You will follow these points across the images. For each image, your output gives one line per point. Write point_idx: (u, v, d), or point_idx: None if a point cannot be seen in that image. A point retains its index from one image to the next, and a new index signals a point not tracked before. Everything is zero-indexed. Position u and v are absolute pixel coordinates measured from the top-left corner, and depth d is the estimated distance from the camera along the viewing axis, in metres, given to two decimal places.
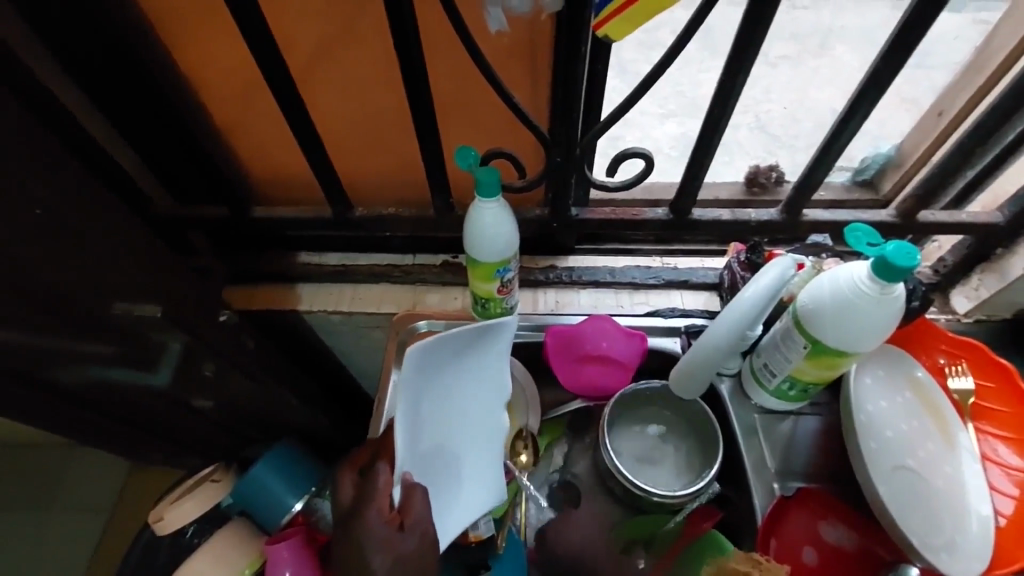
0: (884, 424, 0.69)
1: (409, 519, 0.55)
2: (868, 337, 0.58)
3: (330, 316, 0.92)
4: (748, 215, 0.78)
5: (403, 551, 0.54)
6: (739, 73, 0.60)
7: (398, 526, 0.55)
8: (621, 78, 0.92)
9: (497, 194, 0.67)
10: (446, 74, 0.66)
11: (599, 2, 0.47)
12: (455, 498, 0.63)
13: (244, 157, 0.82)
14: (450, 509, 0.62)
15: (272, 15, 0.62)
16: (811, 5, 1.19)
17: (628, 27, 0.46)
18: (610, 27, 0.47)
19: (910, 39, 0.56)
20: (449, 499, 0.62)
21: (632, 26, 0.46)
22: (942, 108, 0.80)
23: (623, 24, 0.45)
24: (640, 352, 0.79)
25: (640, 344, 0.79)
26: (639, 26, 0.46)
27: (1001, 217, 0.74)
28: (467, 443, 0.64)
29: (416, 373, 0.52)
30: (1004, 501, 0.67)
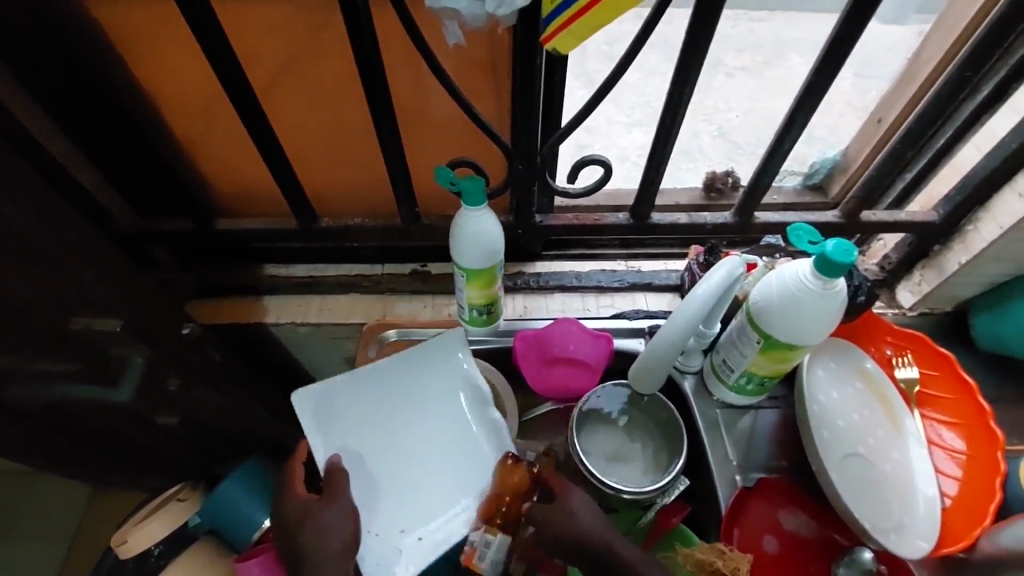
0: (836, 413, 0.72)
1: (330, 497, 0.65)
2: (815, 330, 0.61)
3: (298, 327, 0.91)
4: (703, 218, 0.82)
5: (323, 518, 0.63)
6: (686, 84, 0.64)
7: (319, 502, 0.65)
8: (587, 88, 0.94)
9: (483, 203, 0.68)
10: (408, 87, 0.68)
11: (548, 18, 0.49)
12: (423, 521, 0.70)
13: (207, 169, 0.81)
14: (413, 525, 0.70)
15: (232, 29, 0.62)
16: (766, 16, 1.19)
17: (570, 44, 0.48)
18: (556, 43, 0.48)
19: (842, 51, 0.60)
20: (415, 522, 0.70)
21: (574, 41, 0.47)
22: (881, 115, 0.85)
23: (565, 41, 0.47)
24: (606, 354, 0.80)
25: (607, 346, 0.81)
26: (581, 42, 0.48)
27: (936, 216, 0.79)
28: (437, 477, 0.73)
29: (335, 392, 0.74)
30: (949, 483, 0.71)
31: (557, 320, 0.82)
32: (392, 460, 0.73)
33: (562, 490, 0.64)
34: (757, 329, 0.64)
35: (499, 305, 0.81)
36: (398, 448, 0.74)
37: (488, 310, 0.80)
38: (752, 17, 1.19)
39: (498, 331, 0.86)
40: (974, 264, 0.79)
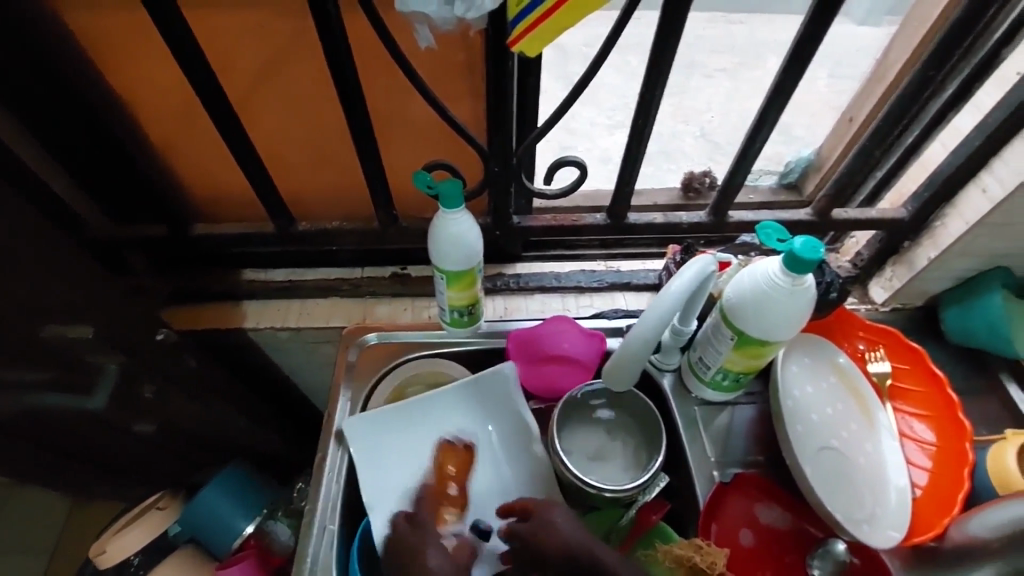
0: (810, 408, 0.74)
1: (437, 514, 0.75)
2: (785, 326, 0.62)
3: (277, 332, 0.91)
4: (679, 218, 0.83)
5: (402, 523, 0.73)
6: (658, 84, 0.64)
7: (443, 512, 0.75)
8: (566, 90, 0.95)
9: (461, 206, 0.69)
10: (382, 89, 0.68)
11: (514, 20, 0.49)
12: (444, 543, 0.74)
13: (182, 174, 0.80)
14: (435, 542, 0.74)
15: (202, 32, 0.62)
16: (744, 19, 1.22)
17: (537, 46, 0.48)
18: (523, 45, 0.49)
19: (806, 52, 0.61)
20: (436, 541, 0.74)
21: (541, 43, 0.48)
22: (853, 115, 0.88)
23: (532, 42, 0.48)
24: (599, 353, 0.81)
25: (600, 345, 0.81)
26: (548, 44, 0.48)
27: (905, 212, 0.81)
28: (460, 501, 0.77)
29: (377, 421, 0.78)
30: (920, 473, 0.73)
31: (551, 319, 0.82)
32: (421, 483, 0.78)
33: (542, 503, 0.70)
34: (731, 327, 0.65)
35: (480, 306, 0.81)
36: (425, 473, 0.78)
37: (470, 311, 0.81)
38: (730, 19, 1.22)
39: (480, 333, 0.86)
40: (942, 259, 0.81)
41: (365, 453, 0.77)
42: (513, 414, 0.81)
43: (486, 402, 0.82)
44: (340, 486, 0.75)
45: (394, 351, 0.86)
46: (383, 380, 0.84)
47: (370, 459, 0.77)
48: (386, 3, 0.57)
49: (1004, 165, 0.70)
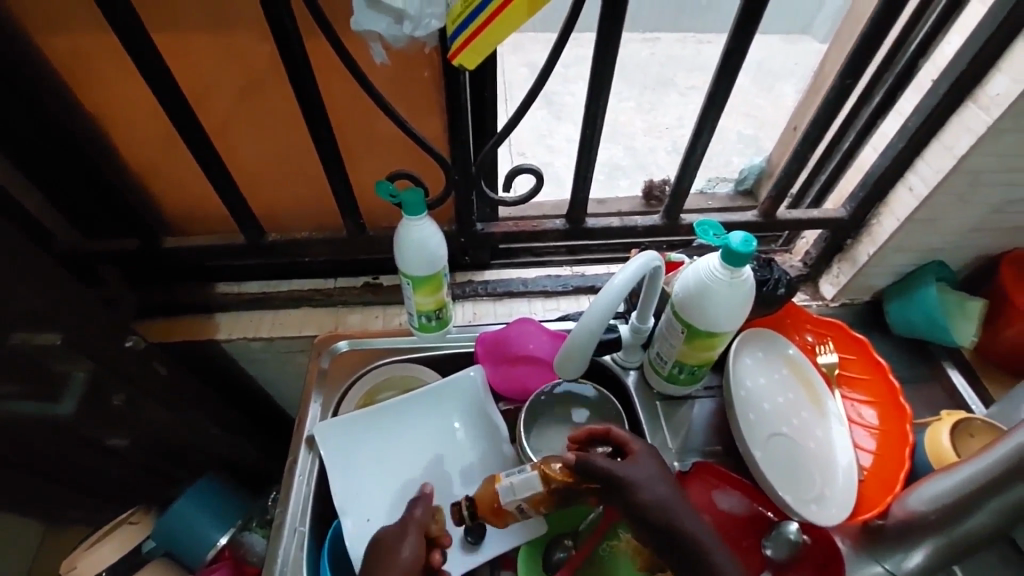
0: (762, 397, 0.78)
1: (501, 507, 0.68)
2: (728, 318, 0.67)
3: (251, 342, 0.92)
4: (634, 222, 0.87)
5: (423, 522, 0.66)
6: (600, 96, 0.69)
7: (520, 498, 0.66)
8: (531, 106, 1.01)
9: (423, 213, 0.72)
10: (344, 105, 0.72)
11: (452, 34, 0.53)
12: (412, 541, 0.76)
13: (155, 190, 0.83)
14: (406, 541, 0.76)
15: (169, 53, 0.65)
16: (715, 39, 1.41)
17: (477, 56, 0.52)
18: (463, 57, 0.53)
19: (734, 63, 0.67)
20: None
21: (480, 54, 0.52)
22: (796, 124, 0.94)
23: (472, 53, 0.51)
24: None
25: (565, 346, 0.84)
26: (486, 56, 0.52)
27: (845, 212, 0.86)
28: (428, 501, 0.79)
29: (348, 424, 0.80)
30: (866, 456, 0.77)
31: (517, 321, 0.85)
32: (390, 485, 0.80)
33: (635, 462, 0.60)
34: (680, 320, 0.70)
35: (448, 310, 0.84)
36: (393, 474, 0.81)
37: (438, 315, 0.84)
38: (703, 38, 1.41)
39: (448, 337, 0.89)
40: (881, 254, 0.86)
41: (334, 457, 0.78)
42: (481, 417, 0.84)
43: (453, 405, 0.85)
44: (310, 489, 0.76)
45: (365, 357, 0.89)
46: (354, 386, 0.86)
47: (341, 464, 0.78)
48: (343, 24, 0.61)
49: (925, 164, 0.76)
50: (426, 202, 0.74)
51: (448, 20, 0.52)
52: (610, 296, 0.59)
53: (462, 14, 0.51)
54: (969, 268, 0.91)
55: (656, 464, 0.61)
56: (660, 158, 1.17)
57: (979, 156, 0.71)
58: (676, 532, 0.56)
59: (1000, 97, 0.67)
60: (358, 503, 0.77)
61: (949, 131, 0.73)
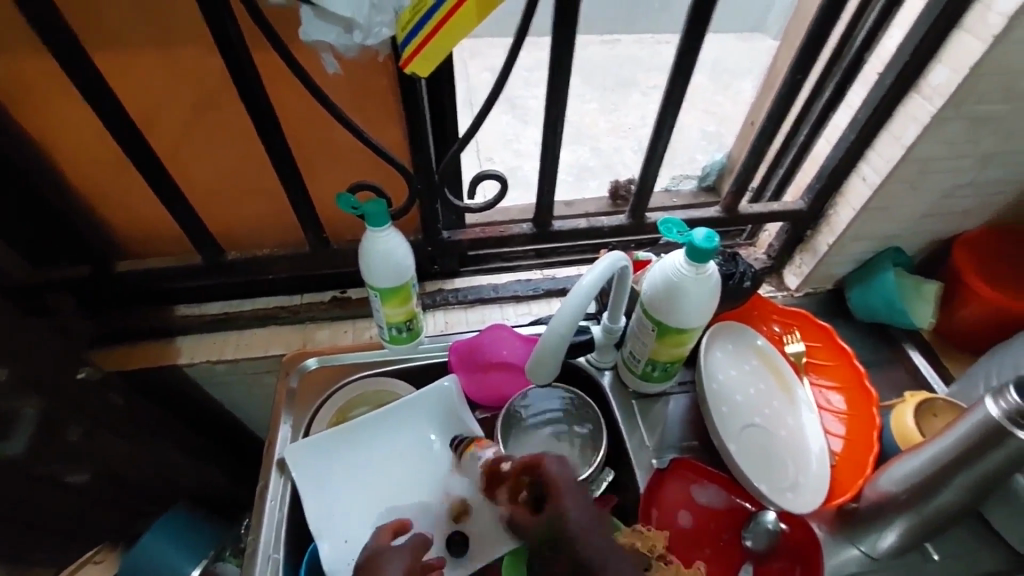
0: (734, 389, 0.79)
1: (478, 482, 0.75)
2: (697, 313, 0.67)
3: (215, 366, 0.89)
4: (600, 223, 0.88)
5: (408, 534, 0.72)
6: (558, 99, 0.69)
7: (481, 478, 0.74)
8: None
9: (387, 223, 0.71)
10: (300, 117, 0.70)
11: (403, 42, 0.52)
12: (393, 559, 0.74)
13: (104, 213, 0.79)
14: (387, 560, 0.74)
15: (110, 70, 0.63)
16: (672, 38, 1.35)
17: (431, 63, 0.52)
18: (416, 64, 0.52)
19: (688, 62, 0.68)
20: None
21: (433, 61, 0.52)
22: (753, 119, 0.96)
23: (424, 61, 0.51)
24: None
25: None
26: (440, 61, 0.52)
27: (803, 204, 0.88)
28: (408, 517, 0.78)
29: (319, 445, 0.78)
30: (836, 441, 0.78)
31: (490, 327, 0.85)
32: (367, 503, 0.78)
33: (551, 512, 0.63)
34: (650, 318, 0.70)
35: (418, 320, 0.83)
36: (370, 492, 0.79)
37: (409, 326, 0.82)
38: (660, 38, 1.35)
39: (420, 348, 0.88)
40: (840, 243, 0.88)
41: (308, 479, 0.76)
42: (457, 427, 0.82)
43: (427, 417, 0.83)
44: (284, 513, 0.74)
45: (335, 374, 0.87)
46: (326, 403, 0.84)
47: (314, 486, 0.76)
48: (291, 35, 0.60)
49: (876, 155, 0.79)
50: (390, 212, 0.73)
51: (398, 28, 0.52)
52: (578, 299, 0.58)
53: (412, 21, 0.50)
54: (923, 253, 0.95)
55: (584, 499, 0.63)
56: (625, 158, 1.18)
57: (925, 145, 0.74)
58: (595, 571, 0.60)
59: (942, 87, 0.69)
60: (336, 524, 0.75)
61: (896, 122, 0.75)
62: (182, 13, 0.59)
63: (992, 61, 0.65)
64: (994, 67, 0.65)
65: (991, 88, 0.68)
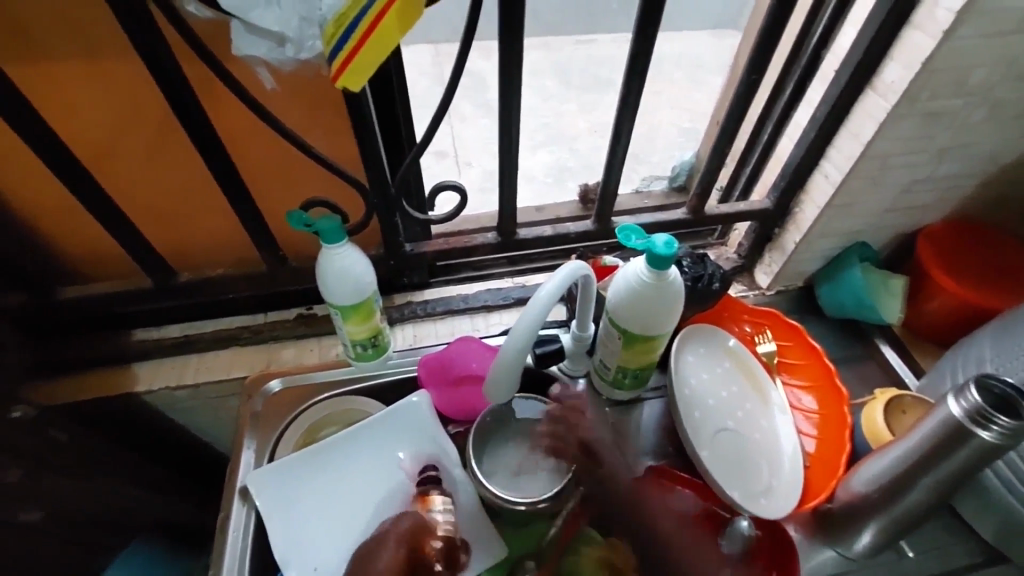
0: (706, 393, 0.78)
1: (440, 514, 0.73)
2: (660, 320, 0.66)
3: (175, 392, 0.86)
4: (567, 229, 0.87)
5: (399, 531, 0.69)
6: (512, 107, 0.68)
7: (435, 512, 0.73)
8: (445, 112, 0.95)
9: (343, 239, 0.68)
10: (246, 133, 0.68)
11: (329, 57, 0.50)
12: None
13: (49, 237, 0.76)
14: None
15: (31, 87, 0.60)
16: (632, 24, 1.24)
17: (362, 76, 0.49)
18: (346, 78, 0.49)
19: (642, 66, 0.67)
20: None
21: (363, 73, 0.49)
22: (718, 118, 0.96)
23: (355, 72, 0.49)
24: None
25: None
26: (372, 74, 0.49)
27: (768, 202, 0.88)
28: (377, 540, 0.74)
29: (282, 470, 0.76)
30: (810, 441, 0.78)
31: (458, 339, 0.82)
32: (334, 528, 0.75)
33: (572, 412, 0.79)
34: (616, 327, 0.69)
35: (384, 336, 0.81)
36: (337, 517, 0.76)
37: (374, 343, 0.80)
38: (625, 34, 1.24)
39: (389, 364, 0.85)
40: (807, 241, 0.88)
41: (272, 505, 0.74)
42: (427, 444, 0.80)
43: (398, 435, 0.81)
44: (247, 543, 0.72)
45: (301, 395, 0.84)
46: (292, 425, 0.81)
47: (282, 511, 0.74)
48: (224, 50, 0.58)
49: (837, 152, 0.78)
50: (346, 227, 0.70)
51: (325, 43, 0.49)
52: (536, 312, 0.55)
53: (337, 34, 0.48)
54: (891, 246, 0.95)
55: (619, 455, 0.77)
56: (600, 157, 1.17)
57: (883, 142, 0.73)
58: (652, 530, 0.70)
59: (895, 84, 0.69)
60: (302, 550, 0.73)
61: (854, 119, 0.75)
62: (102, 29, 0.57)
63: (942, 57, 0.65)
64: (944, 62, 0.65)
65: (942, 84, 0.68)
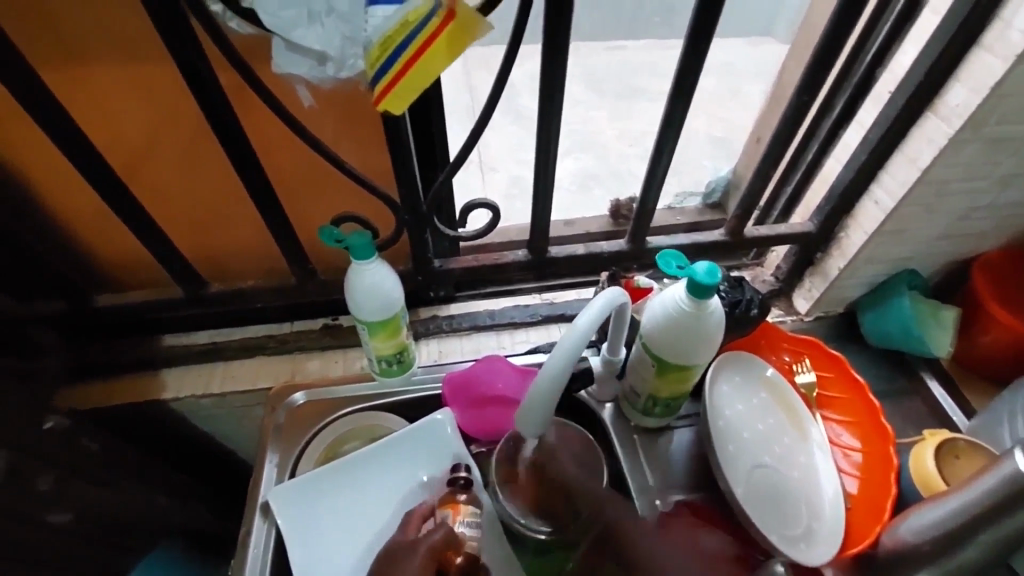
0: (741, 425, 0.74)
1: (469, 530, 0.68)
2: (699, 349, 0.64)
3: (200, 400, 0.86)
4: (599, 248, 0.85)
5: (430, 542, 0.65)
6: (551, 123, 0.66)
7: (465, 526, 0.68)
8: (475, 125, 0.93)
9: (373, 256, 0.67)
10: (280, 145, 0.67)
11: (372, 79, 0.49)
12: None
13: (84, 241, 0.77)
14: None
15: (69, 94, 0.61)
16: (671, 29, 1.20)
17: (404, 99, 0.49)
18: (388, 102, 0.49)
19: (688, 85, 0.65)
20: None
21: (406, 98, 0.49)
22: (759, 135, 0.92)
23: (396, 98, 0.49)
24: None
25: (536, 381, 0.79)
26: (413, 99, 0.49)
27: (812, 226, 0.84)
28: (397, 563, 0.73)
29: (303, 488, 0.75)
30: (852, 481, 0.74)
31: (484, 358, 0.80)
32: (355, 548, 0.74)
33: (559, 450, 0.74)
34: (650, 354, 0.66)
35: (410, 352, 0.80)
36: (357, 537, 0.75)
37: (399, 358, 0.79)
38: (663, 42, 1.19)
39: (413, 380, 0.84)
40: (852, 267, 0.84)
41: (292, 524, 0.73)
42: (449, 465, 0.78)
43: (420, 455, 0.79)
44: (267, 561, 0.71)
45: (325, 408, 0.83)
46: (315, 439, 0.80)
47: (302, 528, 0.73)
48: (263, 64, 0.57)
49: (889, 177, 0.74)
50: (376, 243, 0.69)
51: (369, 64, 0.48)
52: (575, 337, 0.53)
53: (382, 57, 0.47)
54: (941, 274, 0.90)
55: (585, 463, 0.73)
56: (634, 168, 1.14)
57: (941, 168, 0.69)
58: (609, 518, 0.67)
59: (959, 108, 0.65)
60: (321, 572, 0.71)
61: (910, 143, 0.71)
62: (144, 42, 0.57)
63: (1012, 81, 0.61)
64: (1014, 86, 0.61)
65: (1010, 109, 0.64)
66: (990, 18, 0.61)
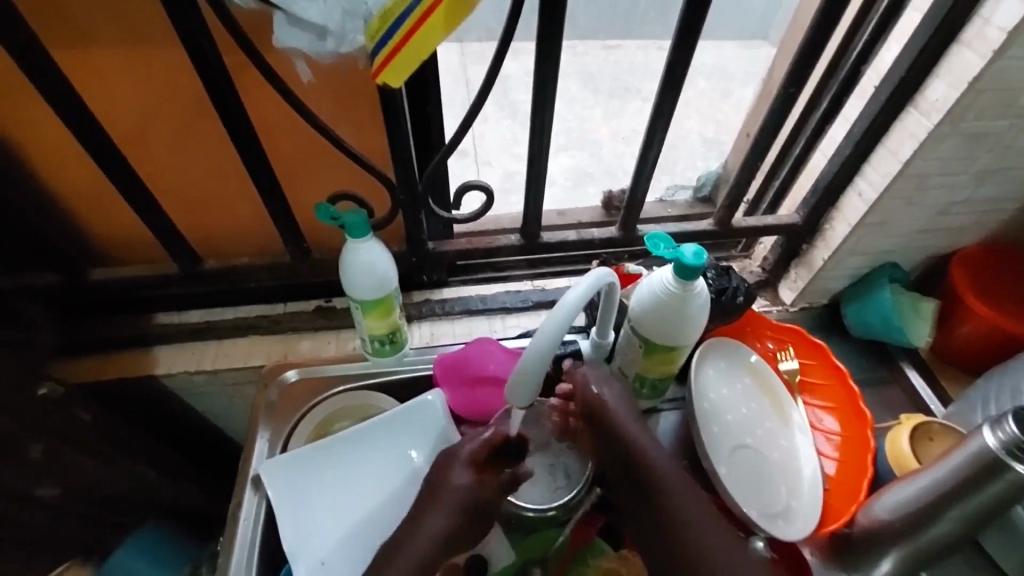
0: (725, 409, 0.76)
1: (487, 472, 0.64)
2: (685, 329, 0.65)
3: (193, 377, 0.87)
4: (591, 235, 0.86)
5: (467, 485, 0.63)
6: (545, 108, 0.67)
7: (479, 472, 0.64)
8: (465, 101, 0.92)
9: (369, 234, 0.68)
10: (279, 123, 0.68)
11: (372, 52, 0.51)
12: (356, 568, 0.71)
13: (77, 215, 0.77)
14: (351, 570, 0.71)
15: (71, 66, 0.61)
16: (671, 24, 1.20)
17: (401, 73, 0.51)
18: (386, 75, 0.51)
19: (677, 75, 0.66)
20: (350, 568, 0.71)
21: (403, 72, 0.50)
22: (748, 130, 0.94)
23: (392, 72, 0.50)
24: None
25: None
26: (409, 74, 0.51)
27: (798, 218, 0.86)
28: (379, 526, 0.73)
29: (293, 460, 0.76)
30: (830, 464, 0.76)
31: (476, 340, 0.81)
32: (340, 516, 0.74)
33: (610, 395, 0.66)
34: (638, 336, 0.68)
35: (403, 331, 0.81)
36: (341, 505, 0.75)
37: (392, 338, 0.80)
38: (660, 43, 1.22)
39: (405, 361, 0.85)
40: (836, 258, 0.86)
41: (282, 494, 0.74)
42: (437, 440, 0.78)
43: (410, 437, 0.78)
44: (259, 529, 0.73)
45: (316, 387, 0.84)
46: (305, 418, 0.81)
47: (291, 497, 0.74)
48: (263, 39, 0.58)
49: (873, 169, 0.76)
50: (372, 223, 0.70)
51: (369, 37, 0.50)
52: (563, 315, 0.54)
53: (382, 29, 0.49)
54: (921, 268, 0.93)
55: (640, 420, 0.65)
56: (625, 161, 1.16)
57: (923, 160, 0.72)
58: (667, 507, 0.59)
59: (940, 102, 0.67)
60: (304, 538, 0.72)
61: (893, 137, 0.73)
62: (146, 15, 0.57)
63: (990, 76, 0.63)
64: (991, 83, 0.64)
65: (988, 105, 0.66)
66: (969, 15, 0.63)
